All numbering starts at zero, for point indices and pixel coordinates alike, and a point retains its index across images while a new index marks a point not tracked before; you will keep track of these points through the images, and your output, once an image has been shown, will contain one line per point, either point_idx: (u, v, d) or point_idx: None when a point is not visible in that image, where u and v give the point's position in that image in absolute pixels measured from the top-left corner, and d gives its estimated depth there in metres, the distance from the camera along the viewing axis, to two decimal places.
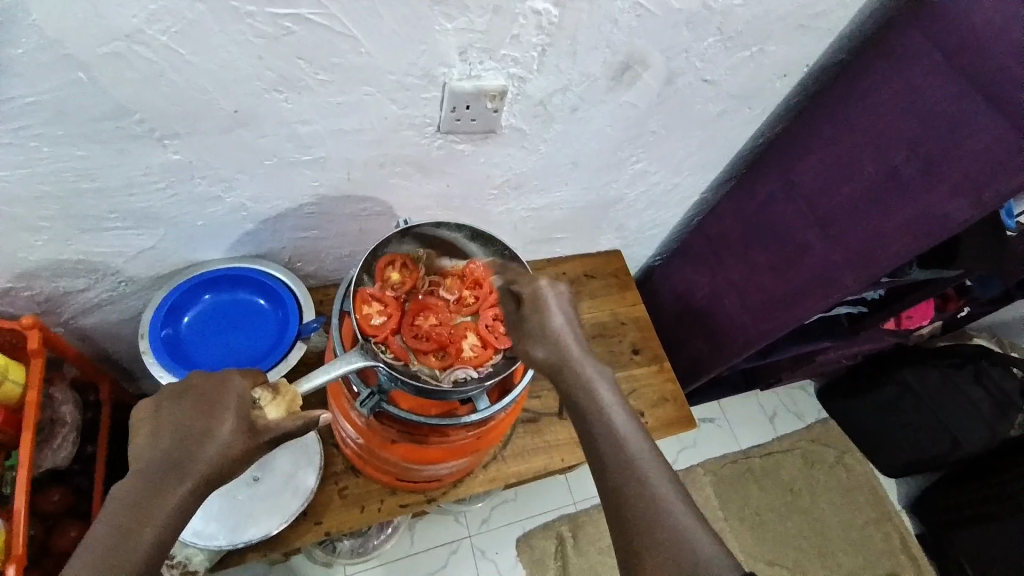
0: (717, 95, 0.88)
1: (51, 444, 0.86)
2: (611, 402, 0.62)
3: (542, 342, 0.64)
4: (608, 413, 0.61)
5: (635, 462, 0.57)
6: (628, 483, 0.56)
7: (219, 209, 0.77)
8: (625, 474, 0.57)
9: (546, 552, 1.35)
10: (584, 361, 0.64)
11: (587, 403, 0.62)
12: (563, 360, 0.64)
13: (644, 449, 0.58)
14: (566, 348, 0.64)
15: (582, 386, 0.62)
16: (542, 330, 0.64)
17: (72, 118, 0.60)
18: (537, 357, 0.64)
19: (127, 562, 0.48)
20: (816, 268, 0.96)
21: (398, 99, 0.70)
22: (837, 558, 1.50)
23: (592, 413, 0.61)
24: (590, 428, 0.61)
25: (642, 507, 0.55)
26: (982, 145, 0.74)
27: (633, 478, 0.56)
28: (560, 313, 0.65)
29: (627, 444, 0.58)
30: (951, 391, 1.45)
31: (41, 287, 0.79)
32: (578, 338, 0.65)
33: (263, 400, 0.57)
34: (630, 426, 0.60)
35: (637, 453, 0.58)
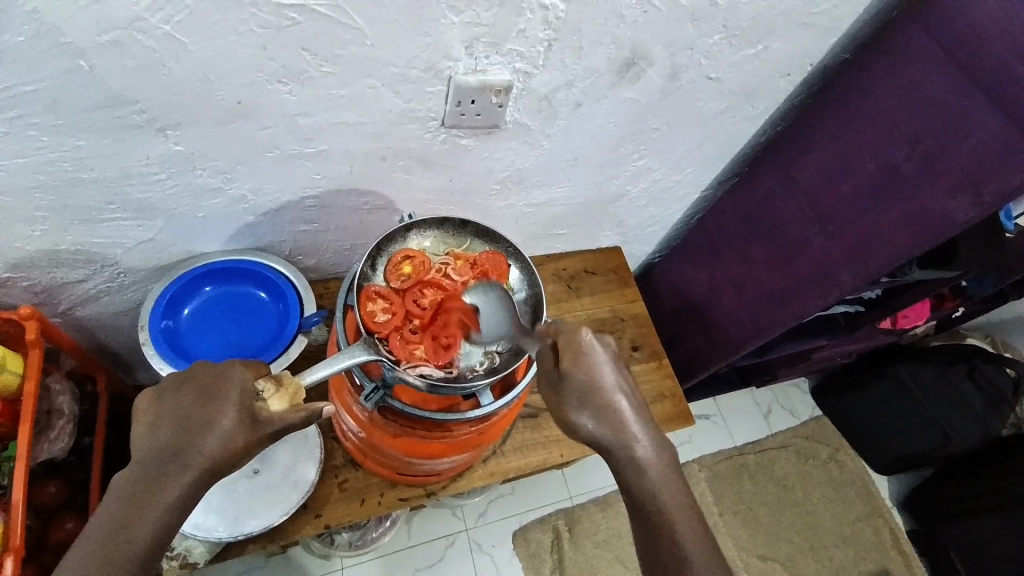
0: (720, 92, 0.88)
1: (48, 437, 0.86)
2: (655, 469, 0.63)
3: (586, 399, 0.64)
4: (650, 481, 0.63)
5: (678, 535, 0.60)
6: (671, 557, 0.59)
7: (219, 201, 0.77)
8: (669, 549, 0.59)
9: (542, 546, 1.36)
10: (627, 423, 0.65)
11: (630, 468, 0.63)
12: (604, 419, 0.64)
13: (687, 520, 0.61)
14: (608, 407, 0.65)
15: (625, 450, 0.64)
16: (586, 387, 0.64)
17: (71, 108, 0.59)
18: (578, 417, 0.64)
19: (125, 552, 0.49)
20: (815, 266, 0.97)
21: (401, 92, 0.69)
22: (829, 553, 1.52)
23: (636, 481, 0.63)
24: (633, 495, 0.63)
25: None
26: (983, 143, 0.75)
27: (678, 553, 0.59)
28: (606, 370, 0.65)
29: (670, 515, 0.61)
30: (945, 387, 1.48)
31: (38, 278, 0.78)
32: (622, 398, 0.65)
33: (267, 392, 0.55)
34: (673, 494, 0.62)
35: (681, 526, 0.60)
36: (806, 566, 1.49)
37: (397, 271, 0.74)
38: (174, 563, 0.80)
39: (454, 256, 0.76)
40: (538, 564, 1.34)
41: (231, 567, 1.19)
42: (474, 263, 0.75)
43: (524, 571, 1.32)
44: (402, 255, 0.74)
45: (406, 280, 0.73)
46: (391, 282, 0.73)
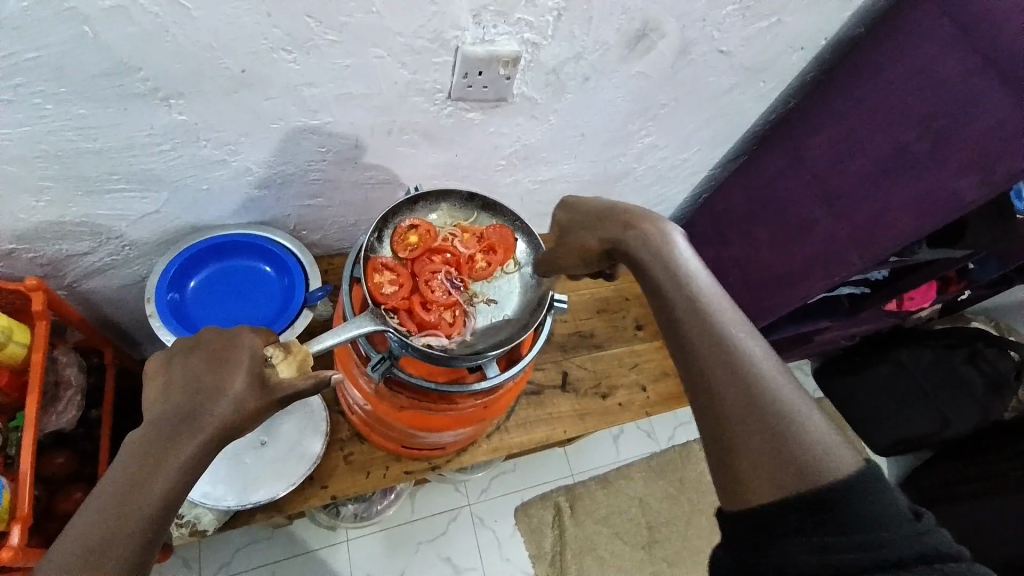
0: (730, 68, 0.86)
1: (55, 409, 0.87)
2: (694, 275, 0.57)
3: (590, 230, 0.65)
4: (692, 286, 0.56)
5: (723, 332, 0.52)
6: (717, 354, 0.51)
7: (223, 173, 0.76)
8: (711, 349, 0.52)
9: (544, 521, 1.38)
10: (658, 239, 0.60)
11: (666, 276, 0.57)
12: (627, 240, 0.61)
13: (735, 320, 0.54)
14: (631, 227, 0.61)
15: (661, 261, 0.58)
16: (586, 220, 0.66)
17: (73, 75, 0.58)
18: (589, 245, 0.65)
19: (140, 508, 0.48)
20: (823, 246, 0.96)
21: (408, 63, 0.68)
22: None
23: (674, 290, 0.56)
24: (666, 304, 0.56)
25: (737, 376, 0.50)
26: (993, 124, 0.74)
27: (724, 349, 0.52)
28: (619, 206, 0.64)
29: (716, 315, 0.54)
30: (944, 370, 1.49)
31: (43, 250, 0.78)
32: (648, 221, 0.62)
33: (275, 358, 0.57)
34: (718, 301, 0.55)
35: (728, 325, 0.53)
36: None
37: (403, 242, 0.74)
38: (184, 530, 0.82)
39: (459, 229, 0.76)
40: (539, 539, 1.36)
41: (237, 537, 1.21)
42: (480, 237, 0.75)
43: (525, 546, 1.34)
44: (407, 227, 0.75)
45: (413, 253, 0.74)
46: (398, 254, 0.74)
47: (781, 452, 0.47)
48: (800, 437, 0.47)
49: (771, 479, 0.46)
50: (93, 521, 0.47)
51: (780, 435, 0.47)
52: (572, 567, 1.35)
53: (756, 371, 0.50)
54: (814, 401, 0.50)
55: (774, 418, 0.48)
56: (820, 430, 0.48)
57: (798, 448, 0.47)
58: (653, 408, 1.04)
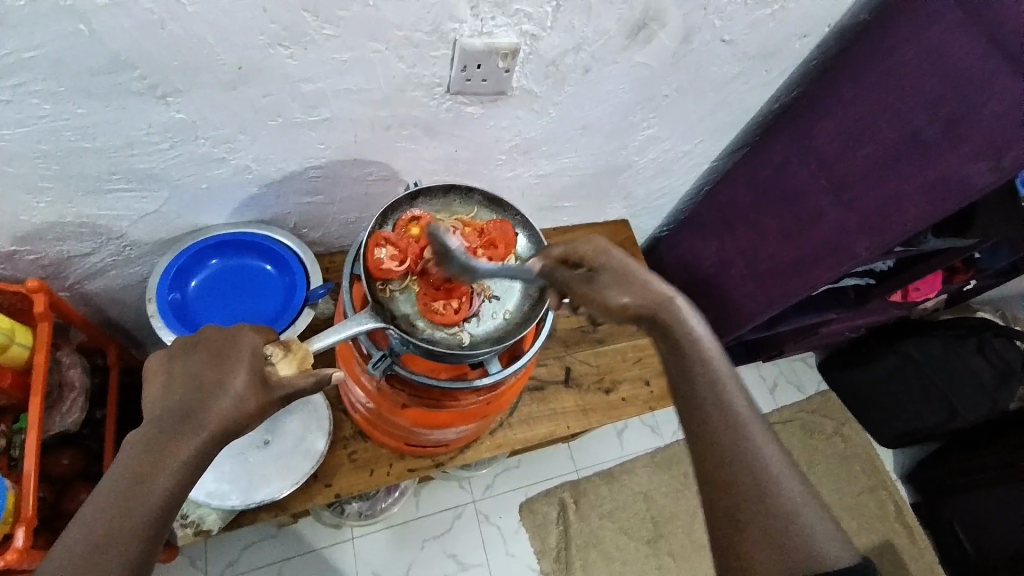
0: (734, 56, 0.85)
1: (60, 409, 0.86)
2: (724, 372, 0.61)
3: (617, 290, 0.66)
4: (722, 387, 0.60)
5: (744, 438, 0.57)
6: (738, 456, 0.56)
7: (222, 170, 0.76)
8: (730, 451, 0.56)
9: (549, 517, 1.38)
10: (691, 329, 0.63)
11: (701, 371, 0.61)
12: (662, 321, 0.64)
13: (756, 424, 0.58)
14: (663, 311, 0.65)
15: (693, 357, 0.62)
16: (615, 281, 0.66)
17: (71, 73, 0.58)
18: (614, 303, 0.65)
19: (139, 507, 0.48)
20: (830, 236, 0.95)
21: (406, 56, 0.67)
22: (833, 525, 1.53)
23: (705, 387, 0.60)
24: (695, 400, 0.60)
25: (752, 480, 0.55)
26: (1005, 107, 0.72)
27: (746, 454, 0.56)
28: (655, 282, 0.66)
29: (740, 420, 0.58)
30: (953, 360, 1.48)
31: (44, 250, 0.78)
32: (678, 307, 0.65)
33: (275, 357, 0.57)
34: (745, 404, 0.59)
35: (751, 431, 0.57)
36: None
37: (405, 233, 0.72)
38: (189, 530, 0.81)
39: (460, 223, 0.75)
40: (544, 535, 1.35)
41: (243, 536, 1.21)
42: (482, 232, 0.74)
43: (530, 542, 1.34)
44: (411, 219, 0.73)
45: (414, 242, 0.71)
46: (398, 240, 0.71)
47: (781, 537, 0.52)
48: (799, 534, 0.52)
49: (771, 559, 0.51)
50: (92, 520, 0.47)
51: (783, 522, 0.52)
52: (577, 562, 1.35)
53: (772, 473, 0.55)
54: (825, 509, 0.54)
55: (782, 519, 0.53)
56: (821, 523, 0.53)
57: (799, 536, 0.52)
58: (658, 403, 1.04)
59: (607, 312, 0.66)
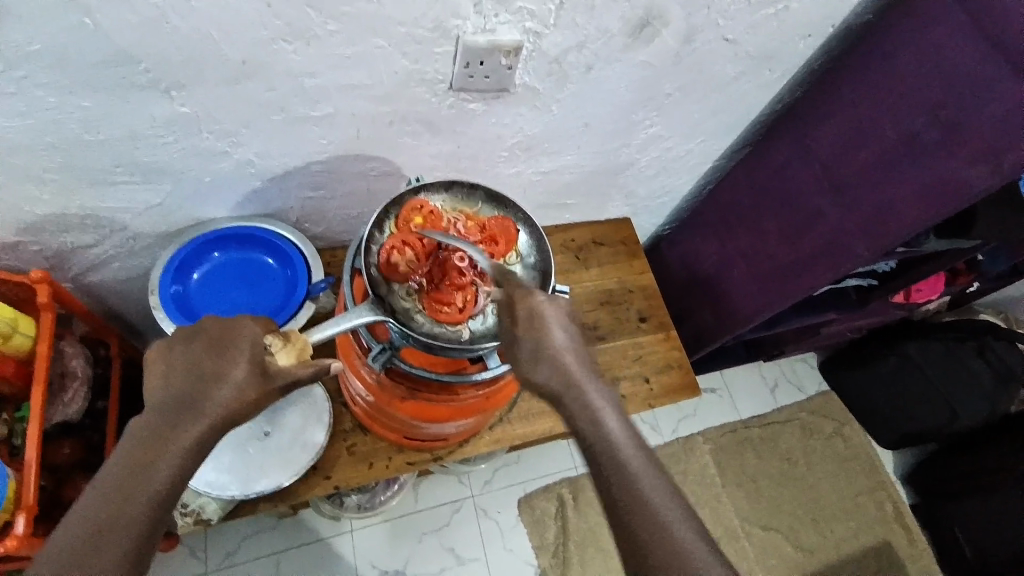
0: (736, 55, 0.85)
1: (62, 399, 0.87)
2: (618, 431, 0.59)
3: (546, 366, 0.62)
4: (613, 444, 0.58)
5: (640, 487, 0.55)
6: (636, 512, 0.54)
7: (224, 164, 0.76)
8: (629, 510, 0.54)
9: (547, 513, 1.38)
10: (592, 398, 0.61)
11: (600, 444, 0.58)
12: (566, 400, 0.61)
13: (647, 470, 0.56)
14: (571, 387, 0.62)
15: (590, 422, 0.60)
16: (540, 353, 0.62)
17: (77, 67, 0.58)
18: (541, 379, 0.62)
19: (142, 492, 0.49)
20: (830, 236, 0.95)
21: (409, 52, 0.68)
22: (830, 525, 1.53)
23: (603, 454, 0.58)
24: (593, 463, 0.58)
25: (652, 536, 0.53)
26: (1004, 111, 0.72)
27: (647, 515, 0.54)
28: (573, 361, 0.63)
29: (636, 475, 0.56)
30: (953, 363, 1.47)
31: (48, 242, 0.79)
32: (590, 384, 0.62)
33: (274, 347, 0.57)
34: (636, 453, 0.58)
35: (642, 478, 0.56)
36: (807, 537, 1.51)
37: (408, 223, 0.73)
38: (188, 519, 0.82)
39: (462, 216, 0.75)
40: (542, 530, 1.36)
41: (243, 526, 1.22)
42: (484, 227, 0.74)
43: (528, 537, 1.35)
44: (413, 208, 0.74)
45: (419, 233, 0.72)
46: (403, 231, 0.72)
47: None
48: None
49: None
50: (92, 504, 0.47)
51: None
52: (575, 558, 1.35)
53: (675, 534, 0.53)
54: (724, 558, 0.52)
55: None
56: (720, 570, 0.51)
57: None
58: (656, 401, 1.05)
59: (530, 387, 0.64)
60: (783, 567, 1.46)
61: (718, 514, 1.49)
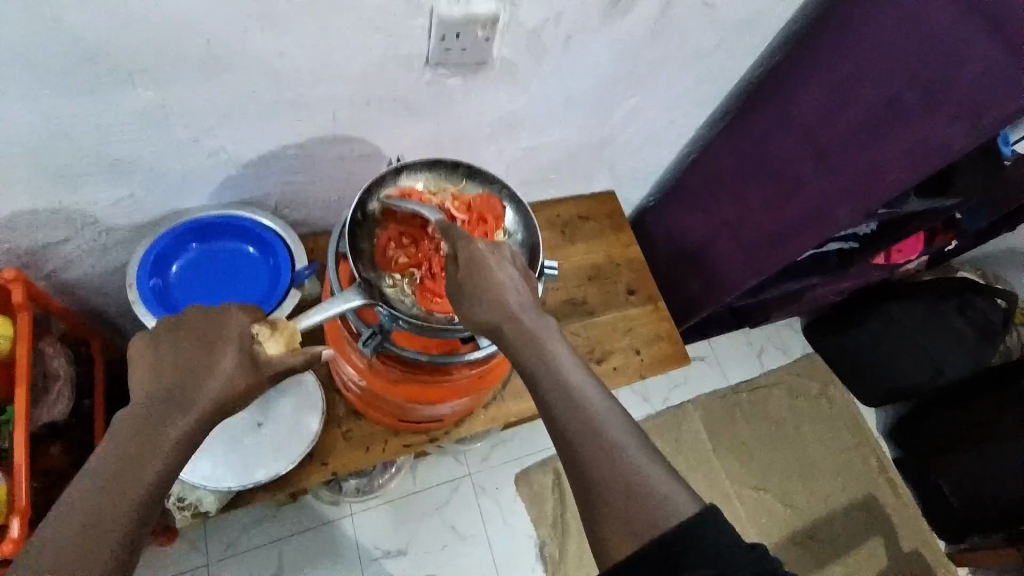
0: (717, 21, 0.84)
1: (46, 400, 0.85)
2: (559, 353, 0.58)
3: (487, 305, 0.59)
4: (575, 394, 0.55)
5: (584, 403, 0.54)
6: (581, 427, 0.53)
7: (197, 152, 0.74)
8: (594, 461, 0.51)
9: (544, 486, 1.40)
10: (540, 337, 0.58)
11: (543, 368, 0.56)
12: (509, 330, 0.59)
13: (613, 417, 0.54)
14: (511, 320, 0.59)
15: (542, 364, 0.57)
16: (482, 290, 0.59)
17: (35, 56, 0.55)
18: (482, 318, 0.59)
19: (134, 486, 0.48)
20: (813, 202, 0.96)
21: (381, 28, 0.66)
22: (818, 482, 1.58)
23: (545, 377, 0.56)
24: (552, 417, 0.54)
25: (619, 484, 0.50)
26: (982, 70, 0.73)
27: (591, 429, 0.52)
28: (513, 295, 0.60)
29: (579, 392, 0.55)
30: (934, 319, 1.48)
31: (19, 241, 0.76)
32: (530, 318, 0.60)
33: (262, 336, 0.56)
34: (601, 401, 0.55)
35: (607, 426, 0.53)
36: (796, 495, 1.56)
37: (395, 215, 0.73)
38: (186, 512, 0.83)
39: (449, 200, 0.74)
40: (540, 504, 1.38)
41: (242, 517, 1.22)
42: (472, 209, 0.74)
43: (527, 511, 1.37)
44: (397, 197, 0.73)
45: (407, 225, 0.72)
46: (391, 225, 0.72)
47: (637, 511, 0.48)
48: (651, 500, 0.49)
49: (631, 535, 0.48)
50: (83, 498, 0.47)
51: (636, 493, 0.49)
52: (573, 528, 1.38)
53: (618, 443, 0.52)
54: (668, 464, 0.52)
55: (634, 489, 0.49)
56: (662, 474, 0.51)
57: (654, 505, 0.48)
58: (648, 371, 1.06)
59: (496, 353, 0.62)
60: (775, 525, 1.51)
61: (711, 478, 1.52)
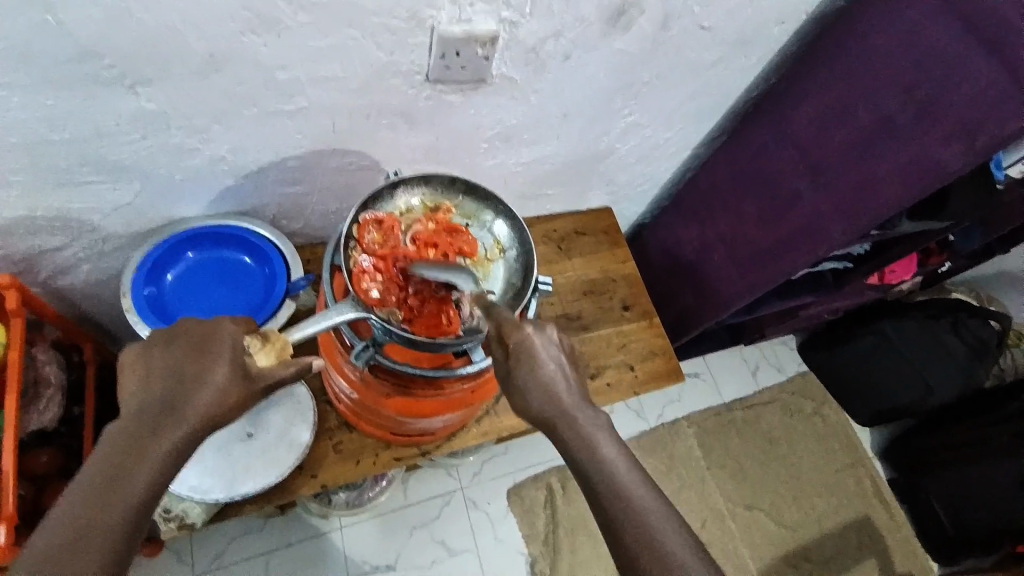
0: (713, 43, 0.85)
1: (36, 407, 0.84)
2: (591, 426, 0.60)
3: (527, 379, 0.60)
4: (614, 474, 0.57)
5: (617, 477, 0.56)
6: (616, 502, 0.55)
7: (196, 161, 0.74)
8: (635, 549, 0.53)
9: (536, 502, 1.39)
10: (571, 406, 0.61)
11: (575, 441, 0.59)
12: (546, 409, 0.61)
13: (646, 492, 0.56)
14: (550, 392, 0.61)
15: (577, 438, 0.59)
16: (520, 361, 0.60)
17: (38, 63, 0.56)
18: (517, 393, 0.61)
19: (123, 498, 0.48)
20: (807, 219, 0.96)
21: (383, 43, 0.66)
22: (812, 501, 1.57)
23: (579, 451, 0.58)
24: (592, 496, 0.56)
25: (656, 565, 0.52)
26: (978, 91, 0.74)
27: (625, 503, 0.55)
28: (552, 366, 0.61)
29: (610, 463, 0.57)
30: (929, 336, 1.50)
31: (15, 245, 0.76)
32: (566, 390, 0.62)
33: (254, 347, 0.57)
34: (633, 477, 0.57)
35: (648, 512, 0.54)
36: (790, 514, 1.55)
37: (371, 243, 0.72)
38: (173, 523, 0.80)
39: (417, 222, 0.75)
40: (532, 520, 1.37)
41: (230, 529, 1.21)
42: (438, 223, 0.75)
43: (519, 527, 1.36)
44: (371, 224, 0.73)
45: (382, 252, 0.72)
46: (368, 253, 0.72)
47: None
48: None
49: None
50: (72, 510, 0.46)
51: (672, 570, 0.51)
52: (565, 545, 1.36)
53: (651, 519, 0.54)
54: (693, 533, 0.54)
55: (667, 564, 0.52)
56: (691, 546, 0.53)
57: None
58: (642, 388, 1.06)
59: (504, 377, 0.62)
60: (768, 544, 1.50)
61: (705, 496, 1.51)
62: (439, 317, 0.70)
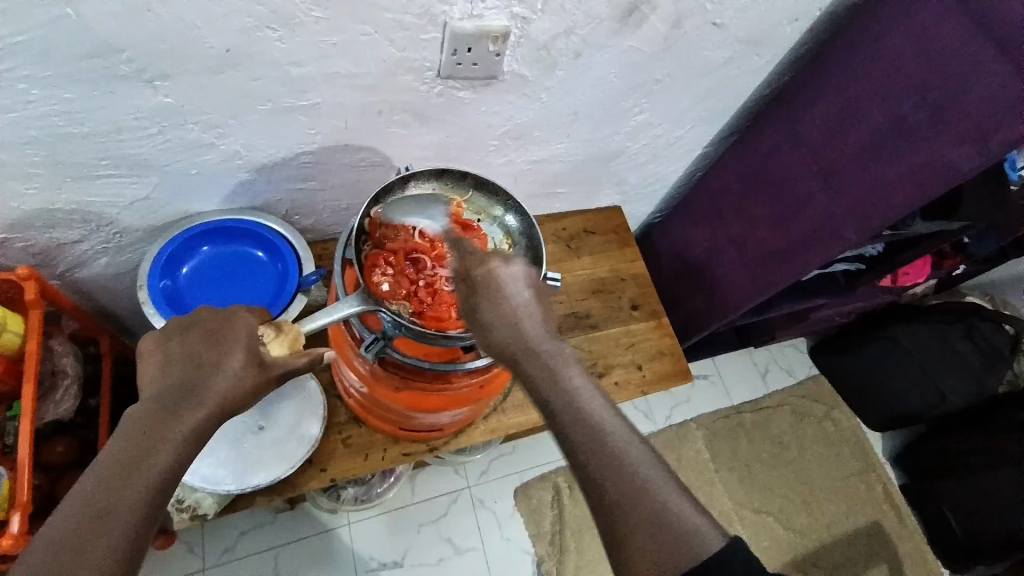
0: (725, 41, 0.85)
1: (53, 397, 0.86)
2: (567, 371, 0.57)
3: (501, 328, 0.59)
4: (591, 418, 0.54)
5: (593, 419, 0.54)
6: (594, 447, 0.52)
7: (211, 156, 0.75)
8: (616, 494, 0.51)
9: (543, 501, 1.39)
10: (544, 352, 0.58)
11: (549, 387, 0.56)
12: (522, 361, 0.58)
13: (625, 432, 0.53)
14: (525, 345, 0.58)
15: (553, 387, 0.56)
16: (498, 317, 0.59)
17: (59, 56, 0.57)
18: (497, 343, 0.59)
19: (143, 480, 0.48)
20: (819, 221, 0.96)
21: (396, 40, 0.67)
22: (821, 506, 1.56)
23: (554, 395, 0.56)
24: (569, 442, 0.54)
25: (638, 509, 0.50)
26: (991, 93, 0.73)
27: (603, 446, 0.52)
28: (527, 321, 0.59)
29: (585, 406, 0.55)
30: (941, 344, 1.48)
31: (34, 238, 0.77)
32: (545, 344, 0.59)
33: (267, 337, 0.58)
34: (611, 418, 0.54)
35: (628, 454, 0.52)
36: (799, 519, 1.53)
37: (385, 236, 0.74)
38: (185, 514, 0.82)
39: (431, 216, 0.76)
40: (539, 519, 1.37)
41: (240, 522, 1.22)
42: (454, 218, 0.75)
43: (525, 526, 1.36)
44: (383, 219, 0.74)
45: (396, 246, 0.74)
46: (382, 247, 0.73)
47: (661, 530, 0.49)
48: (668, 517, 0.49)
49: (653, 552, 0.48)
50: (91, 491, 0.47)
51: (655, 513, 0.49)
52: (572, 545, 1.36)
53: (632, 460, 0.52)
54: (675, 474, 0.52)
55: (651, 505, 0.50)
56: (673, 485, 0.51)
57: (673, 526, 0.49)
58: (649, 387, 1.06)
59: None
60: (777, 548, 1.48)
61: (713, 498, 1.50)
62: (449, 312, 0.71)
